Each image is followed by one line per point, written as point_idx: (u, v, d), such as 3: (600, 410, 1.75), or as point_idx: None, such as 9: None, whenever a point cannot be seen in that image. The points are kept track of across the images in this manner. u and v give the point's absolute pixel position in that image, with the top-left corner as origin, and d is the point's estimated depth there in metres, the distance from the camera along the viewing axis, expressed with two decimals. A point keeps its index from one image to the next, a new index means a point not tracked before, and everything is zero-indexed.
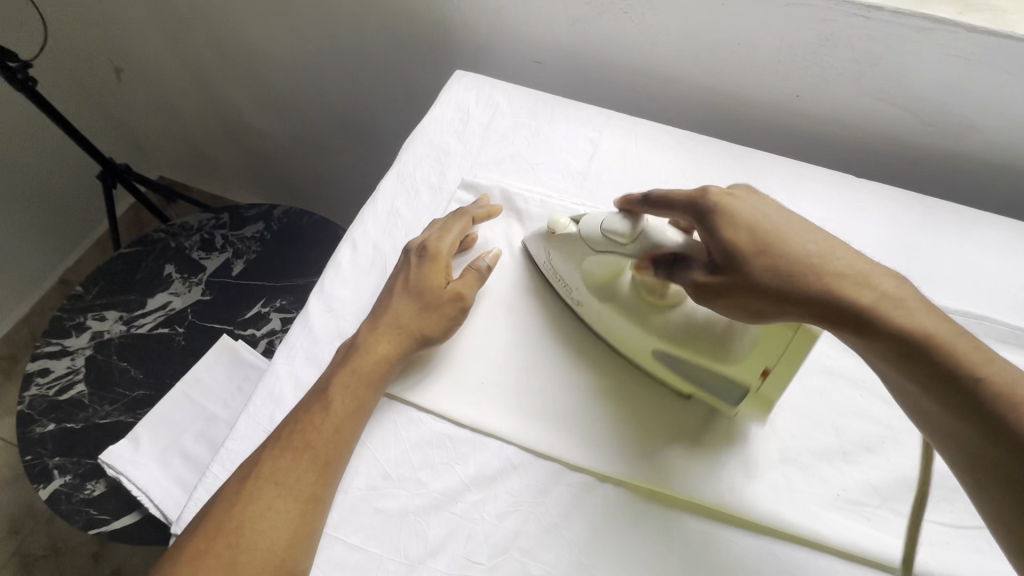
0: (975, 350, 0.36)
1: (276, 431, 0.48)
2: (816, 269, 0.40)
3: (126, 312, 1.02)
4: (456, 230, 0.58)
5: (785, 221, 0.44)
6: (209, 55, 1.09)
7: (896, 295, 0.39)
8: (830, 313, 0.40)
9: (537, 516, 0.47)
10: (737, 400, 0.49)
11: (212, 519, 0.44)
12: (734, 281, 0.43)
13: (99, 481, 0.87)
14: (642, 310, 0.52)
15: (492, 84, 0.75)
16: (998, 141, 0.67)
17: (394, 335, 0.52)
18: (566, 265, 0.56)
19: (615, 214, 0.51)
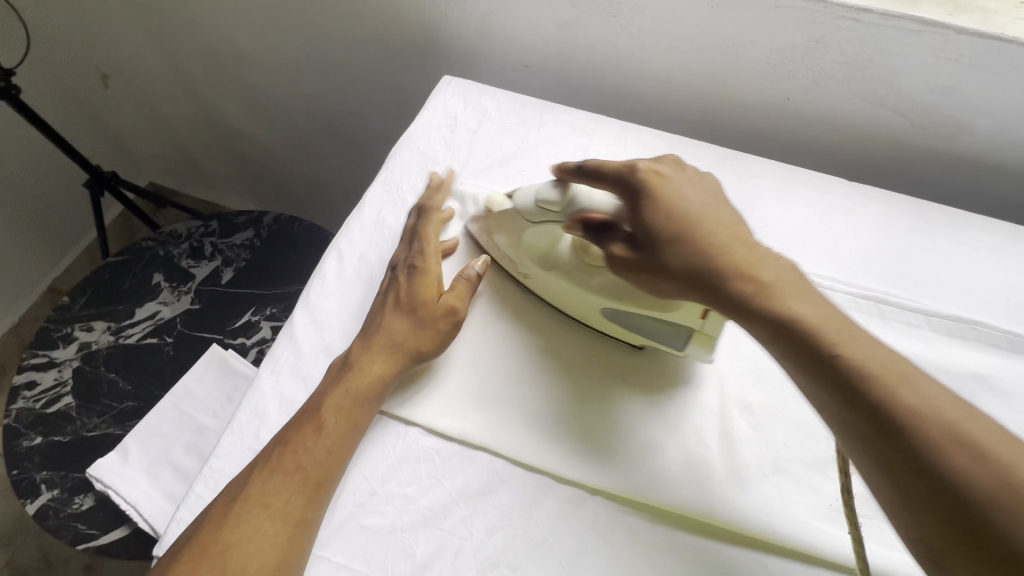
0: (846, 335, 0.40)
1: (265, 452, 0.47)
2: (713, 253, 0.45)
3: (114, 322, 1.00)
4: (434, 232, 0.59)
5: (701, 204, 0.47)
6: (196, 61, 1.08)
7: (777, 283, 0.43)
8: (721, 296, 0.44)
9: (526, 532, 0.47)
10: (683, 342, 0.52)
11: (198, 544, 0.43)
12: (643, 258, 0.47)
13: (87, 495, 0.85)
14: (581, 275, 0.54)
15: (480, 90, 0.74)
16: (989, 143, 0.67)
17: (385, 350, 0.52)
18: (506, 237, 0.57)
19: (547, 184, 0.52)
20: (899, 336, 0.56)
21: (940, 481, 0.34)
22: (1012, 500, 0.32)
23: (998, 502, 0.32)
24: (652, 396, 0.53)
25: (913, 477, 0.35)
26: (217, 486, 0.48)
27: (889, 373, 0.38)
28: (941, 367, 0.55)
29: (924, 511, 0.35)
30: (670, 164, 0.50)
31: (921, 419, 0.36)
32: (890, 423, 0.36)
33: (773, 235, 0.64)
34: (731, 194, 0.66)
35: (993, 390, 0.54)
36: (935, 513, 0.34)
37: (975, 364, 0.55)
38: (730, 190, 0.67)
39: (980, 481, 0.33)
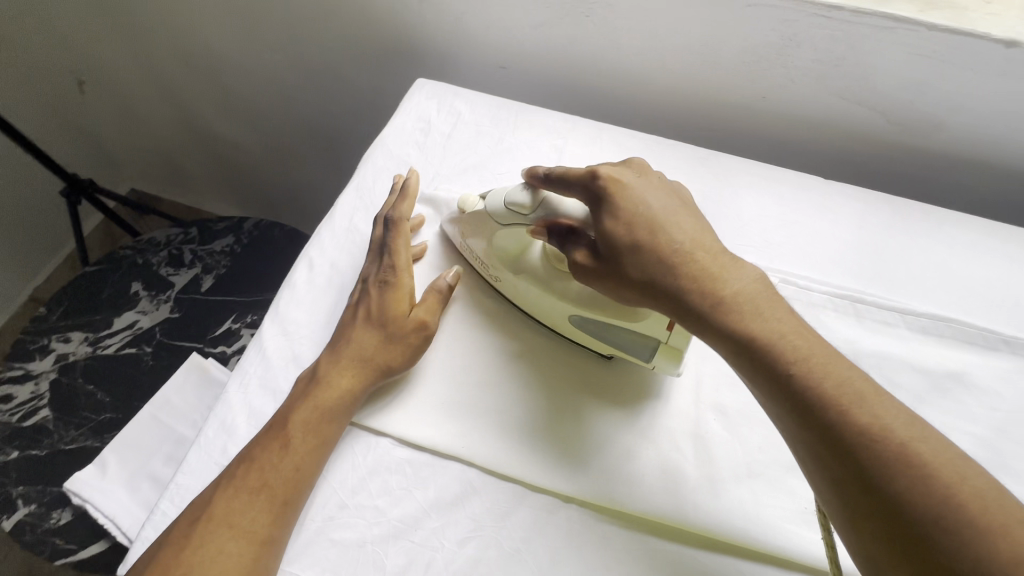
0: (800, 350, 0.40)
1: (230, 469, 0.47)
2: (674, 263, 0.44)
3: (92, 333, 0.98)
4: (404, 238, 0.57)
5: (664, 210, 0.46)
6: (172, 66, 1.07)
7: (739, 294, 0.42)
8: (681, 307, 0.43)
9: (499, 542, 0.46)
10: (649, 354, 0.51)
11: (160, 564, 0.42)
12: (606, 268, 0.46)
13: (64, 510, 0.84)
14: (553, 280, 0.54)
15: (454, 92, 0.74)
16: (966, 139, 0.67)
17: (353, 363, 0.51)
18: (477, 239, 0.57)
19: (518, 186, 0.52)
20: (874, 335, 0.56)
21: (881, 498, 0.34)
22: (963, 519, 0.32)
23: (939, 524, 0.32)
24: (625, 403, 0.52)
25: (858, 492, 0.35)
26: (184, 503, 0.48)
27: (848, 390, 0.37)
28: (916, 365, 0.54)
29: (869, 524, 0.35)
30: (635, 169, 0.49)
31: (868, 439, 0.35)
32: (836, 438, 0.36)
33: (749, 234, 0.63)
34: (707, 193, 0.66)
35: (969, 388, 0.53)
36: (877, 528, 0.34)
37: (951, 362, 0.55)
38: (707, 190, 0.66)
39: (923, 502, 0.33)
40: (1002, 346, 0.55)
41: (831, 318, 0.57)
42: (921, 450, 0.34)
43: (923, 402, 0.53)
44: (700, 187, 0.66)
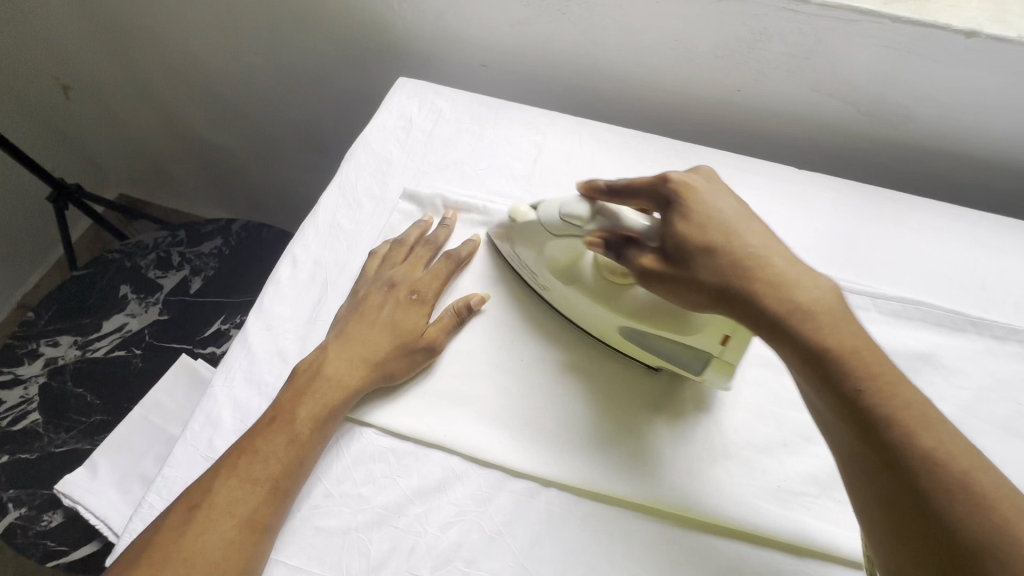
0: (870, 362, 0.39)
1: (229, 457, 0.47)
2: (746, 268, 0.42)
3: (81, 336, 0.98)
4: (449, 269, 0.58)
5: (737, 215, 0.45)
6: (158, 71, 1.07)
7: (814, 302, 0.41)
8: (750, 311, 0.42)
9: (480, 525, 0.47)
10: (699, 367, 0.50)
11: (156, 550, 0.42)
12: (672, 270, 0.44)
13: (56, 512, 0.84)
14: (604, 291, 0.52)
15: (435, 90, 0.75)
16: (935, 128, 0.68)
17: (363, 363, 0.52)
18: (526, 250, 0.56)
19: (575, 198, 0.51)
20: None
21: (933, 521, 0.34)
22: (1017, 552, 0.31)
23: (992, 551, 0.32)
24: (606, 391, 0.53)
25: (905, 509, 0.35)
26: (171, 495, 0.48)
27: (915, 412, 0.37)
28: (885, 348, 0.56)
29: (916, 542, 0.35)
30: (704, 175, 0.48)
31: (926, 458, 0.35)
32: (893, 454, 0.36)
33: None
34: None
35: (937, 368, 0.55)
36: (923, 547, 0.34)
37: (920, 343, 0.56)
38: None
39: (981, 529, 0.32)
40: (968, 328, 0.57)
41: None
42: (981, 479, 0.34)
43: None
44: None
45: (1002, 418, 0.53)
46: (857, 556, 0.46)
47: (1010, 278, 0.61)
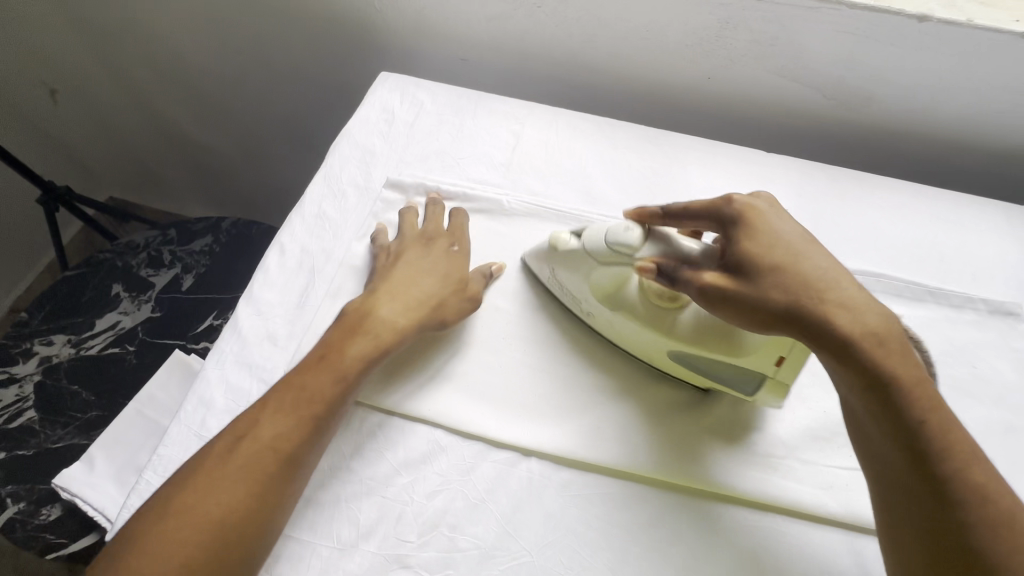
0: (932, 398, 0.39)
1: (278, 391, 0.49)
2: (813, 290, 0.41)
3: (75, 334, 0.99)
4: (465, 223, 0.63)
5: (803, 239, 0.44)
6: (146, 72, 1.09)
7: (883, 330, 0.40)
8: (817, 335, 0.40)
9: (464, 493, 0.49)
10: (754, 389, 0.51)
11: (205, 468, 0.45)
12: (736, 286, 0.43)
13: (54, 506, 0.85)
14: (654, 316, 0.51)
15: (416, 84, 0.77)
16: (895, 109, 0.71)
17: (417, 307, 0.54)
18: (569, 278, 0.56)
19: (622, 224, 0.50)
20: None
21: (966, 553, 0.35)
22: None
23: None
24: (584, 366, 0.56)
25: (956, 543, 0.36)
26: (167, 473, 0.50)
27: (966, 456, 0.37)
28: None
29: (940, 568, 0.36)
30: (765, 199, 0.47)
31: (978, 495, 0.36)
32: (946, 487, 0.37)
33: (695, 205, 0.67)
34: (658, 169, 0.70)
35: None
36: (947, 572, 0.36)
37: None
38: (657, 166, 0.70)
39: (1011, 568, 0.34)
40: (927, 298, 0.60)
41: None
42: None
43: None
44: (650, 164, 0.70)
45: (957, 380, 0.56)
46: (819, 510, 0.49)
47: (967, 250, 0.64)
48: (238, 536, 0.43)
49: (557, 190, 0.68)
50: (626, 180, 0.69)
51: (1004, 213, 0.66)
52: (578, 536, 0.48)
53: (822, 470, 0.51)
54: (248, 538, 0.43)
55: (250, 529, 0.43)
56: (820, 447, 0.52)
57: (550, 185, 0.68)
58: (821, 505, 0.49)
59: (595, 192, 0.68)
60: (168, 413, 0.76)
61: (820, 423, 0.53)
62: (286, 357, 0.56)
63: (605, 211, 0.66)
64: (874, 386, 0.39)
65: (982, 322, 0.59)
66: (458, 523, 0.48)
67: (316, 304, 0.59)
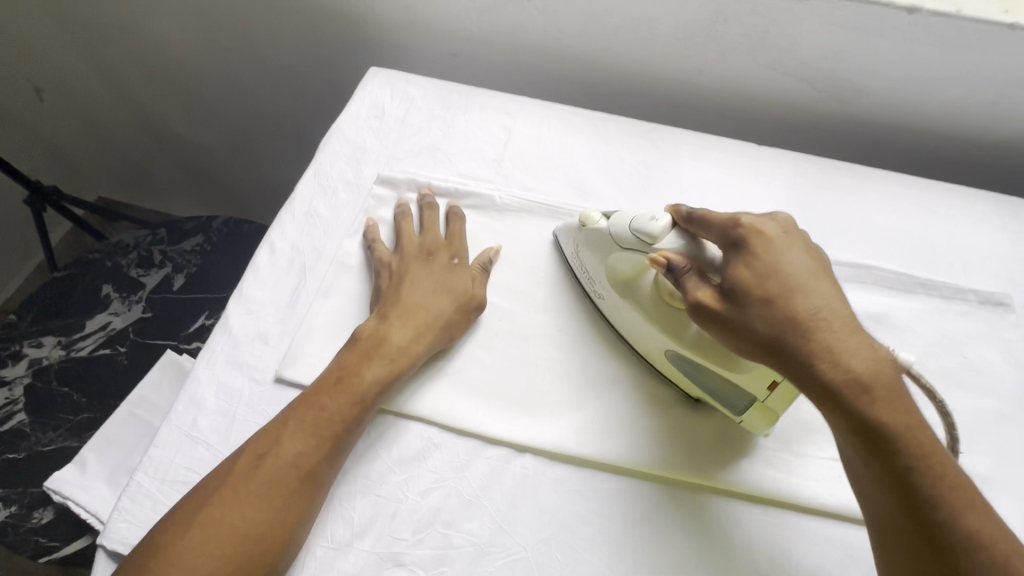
0: (924, 442, 0.39)
1: (295, 412, 0.49)
2: (805, 327, 0.40)
3: (65, 336, 0.97)
4: (463, 228, 0.62)
5: (804, 272, 0.43)
6: (134, 70, 1.08)
7: (873, 374, 0.39)
8: (805, 374, 0.40)
9: (459, 490, 0.49)
10: (742, 407, 0.50)
11: (226, 490, 0.45)
12: (728, 314, 0.43)
13: (47, 509, 0.83)
14: (656, 311, 0.51)
15: (407, 79, 0.76)
16: (886, 102, 0.71)
17: (427, 328, 0.54)
18: (591, 259, 0.56)
19: (649, 215, 0.50)
20: None
21: None
22: None
23: None
24: (577, 362, 0.56)
25: None
26: (159, 473, 0.50)
27: (959, 501, 0.37)
28: None
29: None
30: (782, 222, 0.46)
31: (964, 544, 0.36)
32: (937, 533, 0.37)
33: (687, 198, 0.67)
34: (650, 163, 0.69)
35: (888, 327, 0.58)
36: None
37: (872, 305, 0.59)
38: (650, 160, 0.70)
39: None
40: (918, 289, 0.60)
41: None
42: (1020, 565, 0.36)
43: None
44: (643, 158, 0.70)
45: (948, 370, 0.56)
46: (813, 502, 0.49)
47: (958, 241, 0.64)
48: (262, 555, 0.43)
49: (550, 185, 0.68)
50: (618, 174, 0.69)
51: (994, 204, 0.67)
52: (572, 531, 0.48)
53: (815, 462, 0.51)
54: (272, 556, 0.44)
55: (273, 547, 0.44)
56: (813, 439, 0.52)
57: (542, 180, 0.68)
58: (814, 497, 0.49)
59: (587, 187, 0.68)
60: (160, 413, 0.75)
61: (813, 415, 0.53)
62: (278, 356, 0.56)
63: (597, 205, 0.66)
64: (865, 427, 0.39)
65: (973, 313, 0.59)
66: (453, 519, 0.48)
67: (307, 302, 0.59)
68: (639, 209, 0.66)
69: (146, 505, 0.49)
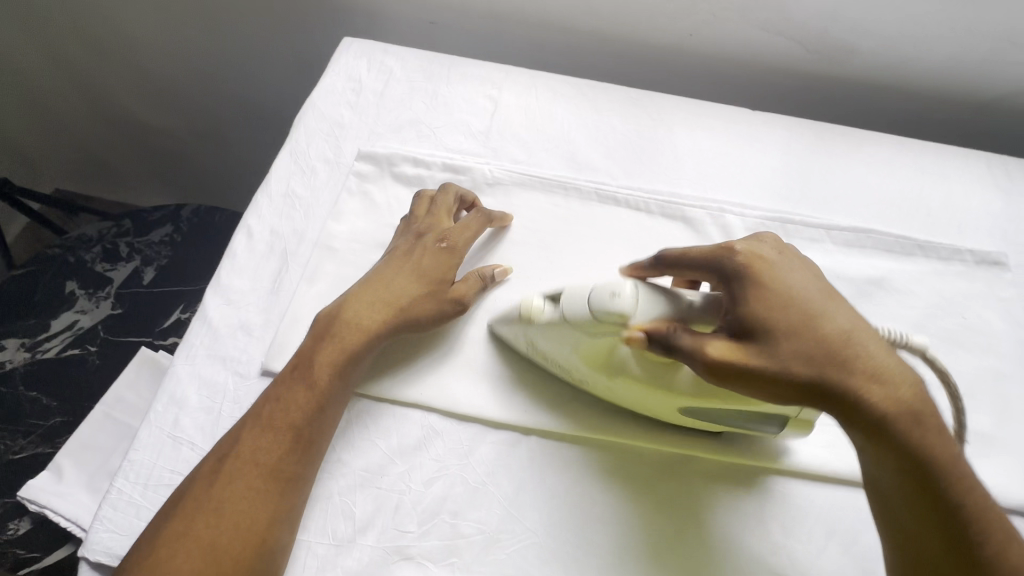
0: (959, 476, 0.37)
1: (255, 409, 0.46)
2: (841, 357, 0.38)
3: (28, 337, 0.89)
4: (475, 224, 0.56)
5: (821, 293, 0.40)
6: (85, 50, 1.00)
7: (920, 398, 0.38)
8: (852, 408, 0.38)
9: (463, 478, 0.47)
10: (776, 427, 0.46)
11: (189, 498, 0.42)
12: (753, 359, 0.38)
13: (23, 519, 0.75)
14: (654, 374, 0.44)
15: (383, 49, 0.72)
16: (878, 62, 0.70)
17: (386, 306, 0.50)
18: (554, 351, 0.48)
19: (606, 289, 0.43)
20: (806, 252, 0.59)
21: None
22: None
23: None
24: None
25: None
26: (141, 478, 0.47)
27: (995, 535, 0.36)
28: (843, 275, 0.58)
29: None
30: (771, 242, 0.43)
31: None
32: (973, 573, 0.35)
33: (683, 167, 0.65)
34: (643, 132, 0.67)
35: (889, 290, 0.57)
36: None
37: (873, 269, 0.58)
38: (642, 129, 0.67)
39: None
40: (916, 252, 0.60)
41: None
42: None
43: None
44: (635, 127, 0.67)
45: (948, 331, 0.56)
46: (824, 470, 0.48)
47: (952, 201, 0.64)
48: (244, 561, 0.40)
49: (541, 157, 0.65)
50: (610, 144, 0.66)
51: (986, 163, 0.66)
52: (584, 511, 0.46)
53: (824, 429, 0.50)
54: (255, 559, 0.40)
55: (257, 551, 0.41)
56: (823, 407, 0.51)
57: (533, 152, 0.65)
58: (822, 465, 0.49)
59: (580, 158, 0.65)
60: (138, 414, 0.71)
61: None
62: (263, 347, 0.52)
63: (591, 177, 0.63)
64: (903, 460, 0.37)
65: (970, 273, 0.59)
66: (461, 504, 0.46)
67: (291, 289, 0.55)
68: (633, 180, 0.64)
69: (129, 513, 0.46)
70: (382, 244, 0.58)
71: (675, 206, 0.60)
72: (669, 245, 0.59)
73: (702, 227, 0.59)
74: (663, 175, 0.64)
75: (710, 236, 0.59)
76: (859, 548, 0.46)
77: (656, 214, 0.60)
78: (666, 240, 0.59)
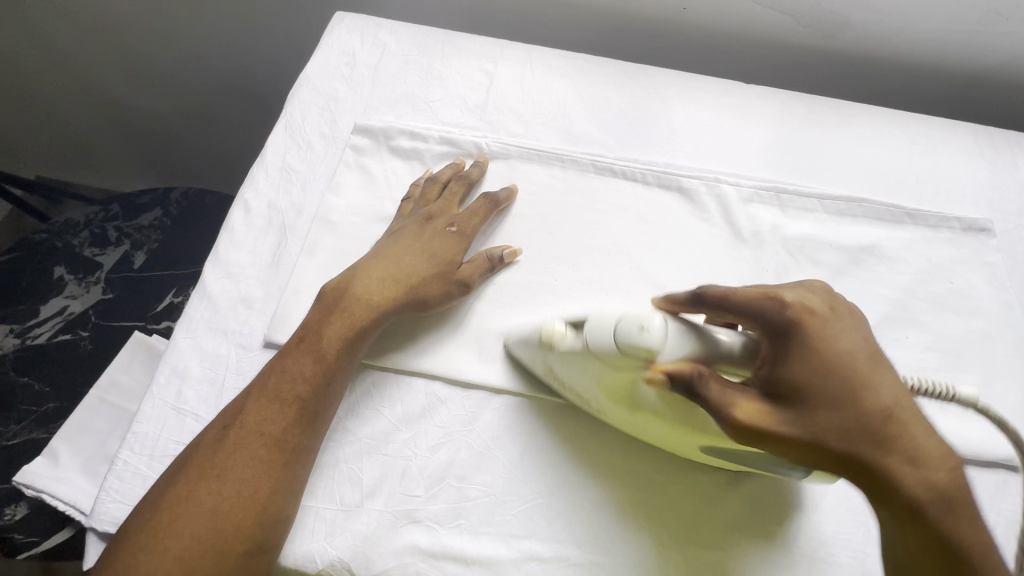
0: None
1: (259, 380, 0.46)
2: (881, 435, 0.35)
3: (18, 323, 0.87)
4: (483, 207, 0.57)
5: (869, 358, 0.37)
6: (66, 32, 0.97)
7: (960, 487, 0.34)
8: (881, 489, 0.35)
9: (469, 443, 0.48)
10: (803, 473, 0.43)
11: (192, 465, 0.42)
12: (779, 422, 0.36)
13: (19, 504, 0.72)
14: (679, 413, 0.41)
15: (376, 23, 0.71)
16: (866, 36, 0.71)
17: (395, 282, 0.51)
18: (574, 378, 0.45)
19: (635, 321, 0.39)
20: (799, 221, 0.60)
21: None
22: None
23: None
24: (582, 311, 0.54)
25: None
26: (146, 450, 0.47)
27: None
28: (837, 243, 0.59)
29: None
30: (823, 294, 0.39)
31: None
32: None
33: (679, 139, 0.65)
34: (639, 105, 0.67)
35: (880, 257, 0.59)
36: None
37: (865, 237, 0.60)
38: (638, 101, 0.67)
39: None
40: (905, 220, 0.61)
41: (758, 207, 0.60)
42: None
43: (843, 274, 0.58)
44: (631, 100, 0.68)
45: (936, 296, 0.57)
46: None
47: (940, 170, 0.65)
48: (244, 531, 0.40)
49: (538, 131, 0.65)
50: (606, 117, 0.66)
51: (972, 134, 0.68)
52: (588, 472, 0.47)
53: None
54: (253, 531, 0.41)
55: (257, 523, 0.41)
56: None
57: (530, 125, 0.65)
58: None
59: (576, 131, 0.65)
60: (134, 398, 0.70)
61: None
62: (264, 320, 0.52)
63: (588, 149, 0.64)
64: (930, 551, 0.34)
65: (957, 240, 0.60)
66: (466, 466, 0.47)
67: (291, 262, 0.55)
68: (629, 152, 0.64)
69: (135, 483, 0.46)
70: (382, 217, 0.58)
71: (671, 176, 0.61)
72: (667, 214, 0.59)
73: (699, 196, 0.60)
74: (659, 148, 0.65)
75: (707, 205, 0.60)
76: (857, 504, 0.47)
77: (653, 185, 0.61)
78: (665, 209, 0.60)
